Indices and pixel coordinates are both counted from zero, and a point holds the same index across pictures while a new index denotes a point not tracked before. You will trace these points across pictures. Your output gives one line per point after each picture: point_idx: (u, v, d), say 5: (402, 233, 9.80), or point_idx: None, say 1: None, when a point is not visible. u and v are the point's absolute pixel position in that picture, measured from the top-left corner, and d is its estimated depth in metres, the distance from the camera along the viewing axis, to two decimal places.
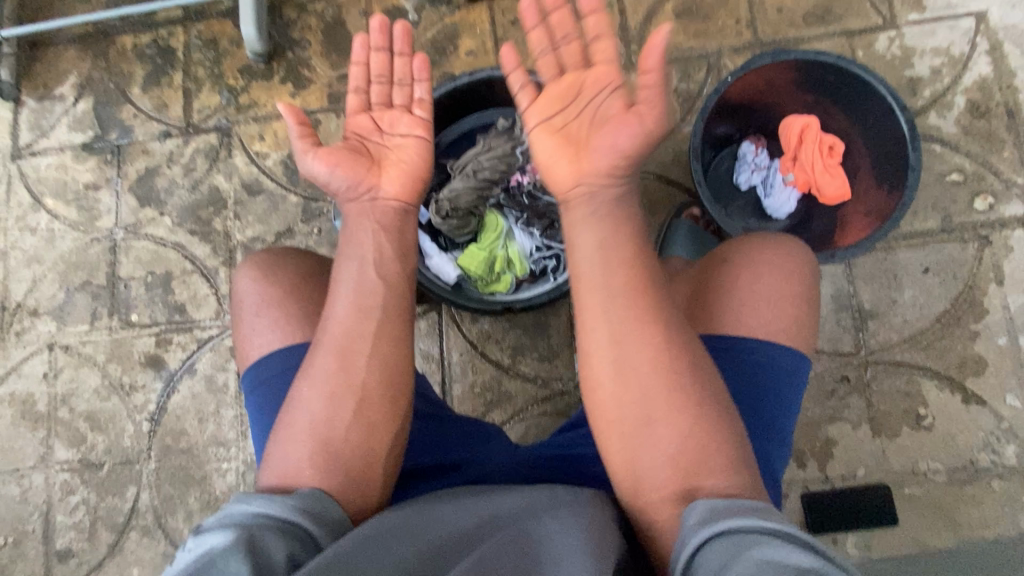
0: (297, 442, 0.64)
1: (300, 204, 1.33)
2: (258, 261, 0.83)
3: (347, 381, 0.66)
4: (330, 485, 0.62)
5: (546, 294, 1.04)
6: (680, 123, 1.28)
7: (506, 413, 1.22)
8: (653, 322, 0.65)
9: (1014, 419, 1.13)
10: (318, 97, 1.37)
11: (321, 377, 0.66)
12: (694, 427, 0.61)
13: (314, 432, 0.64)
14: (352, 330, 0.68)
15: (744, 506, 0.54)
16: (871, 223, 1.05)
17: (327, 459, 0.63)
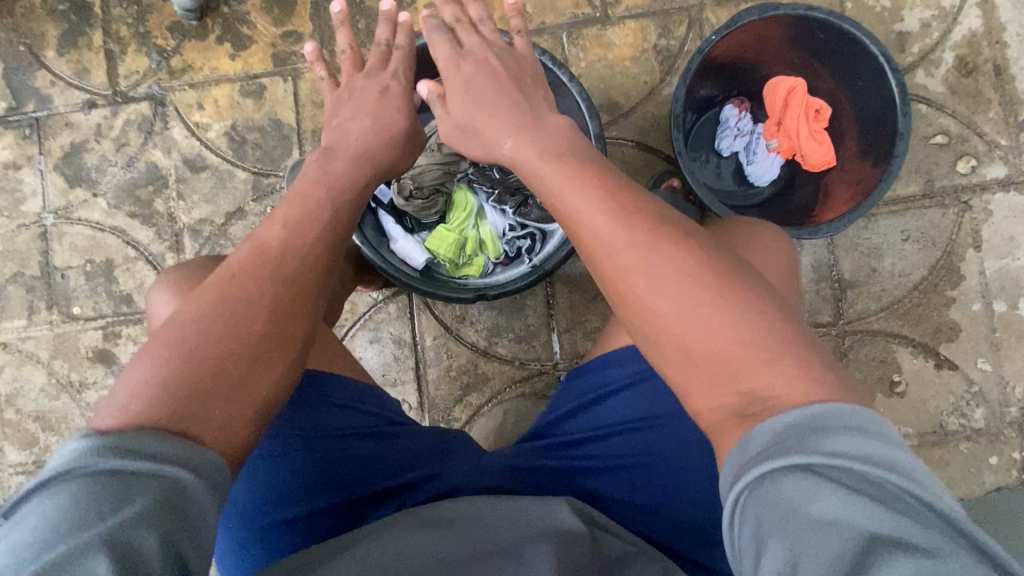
0: (161, 367, 0.55)
1: (250, 180, 1.22)
2: (175, 269, 0.76)
3: (251, 320, 0.60)
4: (195, 418, 0.53)
5: (522, 281, 0.95)
6: (659, 84, 1.19)
7: (484, 396, 1.18)
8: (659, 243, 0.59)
9: (983, 382, 1.15)
10: (261, 59, 1.23)
11: (218, 308, 0.59)
12: (727, 322, 0.54)
13: (191, 361, 0.56)
14: (267, 274, 0.63)
15: (797, 417, 0.48)
16: (855, 194, 1.00)
17: (206, 394, 0.55)
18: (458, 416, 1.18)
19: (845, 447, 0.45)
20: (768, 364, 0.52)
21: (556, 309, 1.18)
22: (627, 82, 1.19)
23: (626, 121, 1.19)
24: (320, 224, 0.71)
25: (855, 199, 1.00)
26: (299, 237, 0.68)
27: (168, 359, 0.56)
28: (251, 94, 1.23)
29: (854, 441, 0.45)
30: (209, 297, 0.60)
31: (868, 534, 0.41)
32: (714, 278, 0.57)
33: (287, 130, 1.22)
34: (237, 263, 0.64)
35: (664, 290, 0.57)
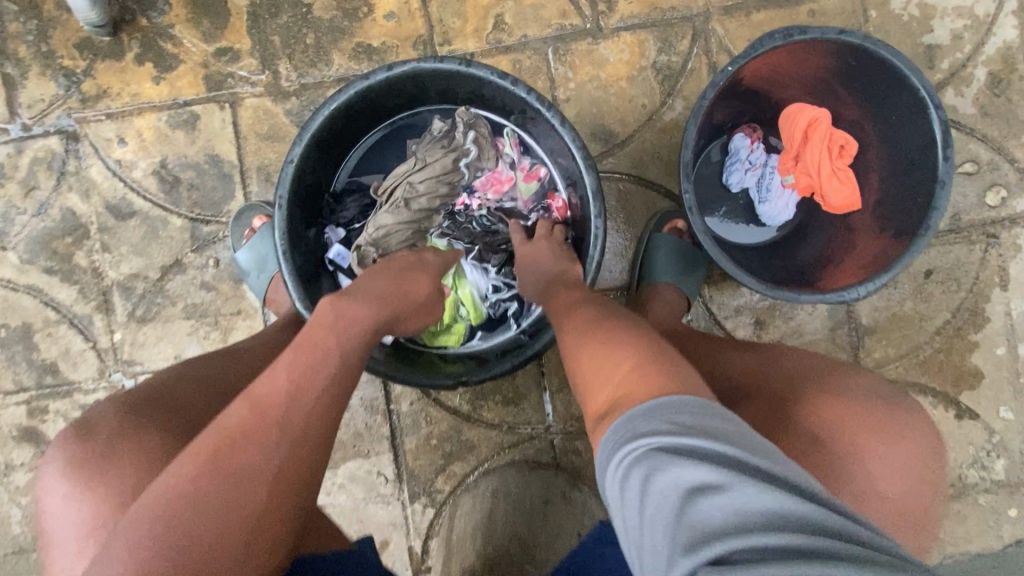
0: (142, 558, 0.44)
1: (187, 228, 1.04)
2: (77, 428, 0.64)
3: (243, 493, 0.49)
4: None
5: (510, 363, 0.80)
6: (660, 107, 1.04)
7: (469, 465, 1.06)
8: (581, 328, 0.66)
9: (1005, 431, 1.07)
10: (192, 82, 1.04)
11: (204, 487, 0.48)
12: (611, 359, 0.58)
13: (179, 544, 0.45)
14: (264, 436, 0.52)
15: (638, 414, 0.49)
16: (870, 260, 0.88)
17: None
18: (441, 488, 1.06)
19: (680, 419, 0.46)
20: (631, 377, 0.54)
21: (546, 368, 1.06)
22: (623, 106, 1.04)
23: (622, 152, 1.04)
24: (326, 372, 0.58)
25: (870, 271, 0.87)
26: (302, 393, 0.55)
27: (151, 550, 0.45)
28: (182, 124, 1.04)
29: (688, 420, 0.46)
30: (201, 464, 0.49)
31: (687, 486, 0.41)
32: (623, 339, 0.61)
33: (228, 167, 1.04)
34: (232, 423, 0.52)
35: (573, 346, 0.65)
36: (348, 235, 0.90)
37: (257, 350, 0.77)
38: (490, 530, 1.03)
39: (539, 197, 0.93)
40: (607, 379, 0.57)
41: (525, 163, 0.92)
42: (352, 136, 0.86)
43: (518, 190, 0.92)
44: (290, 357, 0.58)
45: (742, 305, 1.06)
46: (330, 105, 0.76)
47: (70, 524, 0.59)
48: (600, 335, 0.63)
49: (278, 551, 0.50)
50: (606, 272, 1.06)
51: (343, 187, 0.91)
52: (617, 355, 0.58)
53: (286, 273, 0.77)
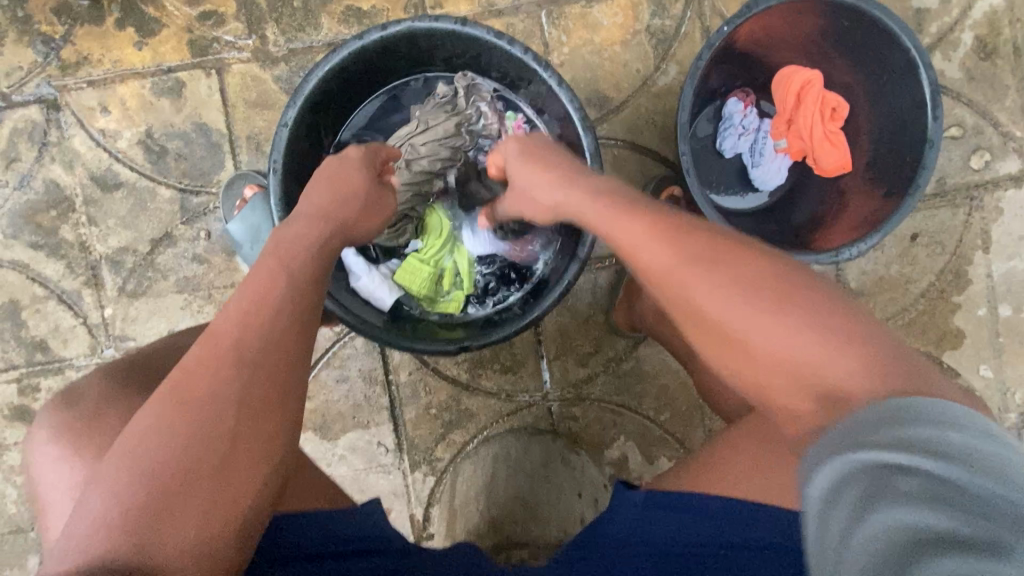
0: (106, 503, 0.42)
1: (176, 199, 1.02)
2: (59, 398, 0.62)
3: (212, 416, 0.47)
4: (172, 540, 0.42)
5: (510, 328, 0.80)
6: (654, 72, 1.04)
7: (469, 433, 1.07)
8: (701, 281, 0.53)
9: (984, 389, 1.11)
10: (176, 48, 1.01)
11: (168, 421, 0.45)
12: (768, 322, 0.50)
13: (145, 478, 0.43)
14: (221, 361, 0.49)
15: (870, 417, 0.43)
16: (858, 222, 0.90)
17: (169, 510, 0.43)
18: (441, 456, 1.07)
19: (918, 439, 0.40)
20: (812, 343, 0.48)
21: (544, 336, 1.08)
22: (617, 71, 1.03)
23: (617, 119, 1.04)
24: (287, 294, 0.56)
25: (858, 233, 0.89)
26: (265, 316, 0.53)
27: (117, 497, 0.42)
28: (166, 92, 1.01)
29: (925, 434, 0.40)
30: (159, 406, 0.47)
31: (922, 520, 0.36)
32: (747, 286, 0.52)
33: (216, 136, 1.01)
34: (188, 361, 0.49)
35: (696, 290, 0.53)
36: None
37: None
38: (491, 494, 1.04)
39: None
40: (787, 344, 0.49)
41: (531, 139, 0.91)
42: (348, 100, 0.85)
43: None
44: (247, 288, 0.55)
45: None
46: (324, 67, 0.75)
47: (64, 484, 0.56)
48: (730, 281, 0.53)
49: (260, 476, 0.48)
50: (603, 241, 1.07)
51: (339, 150, 0.89)
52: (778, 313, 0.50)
53: None
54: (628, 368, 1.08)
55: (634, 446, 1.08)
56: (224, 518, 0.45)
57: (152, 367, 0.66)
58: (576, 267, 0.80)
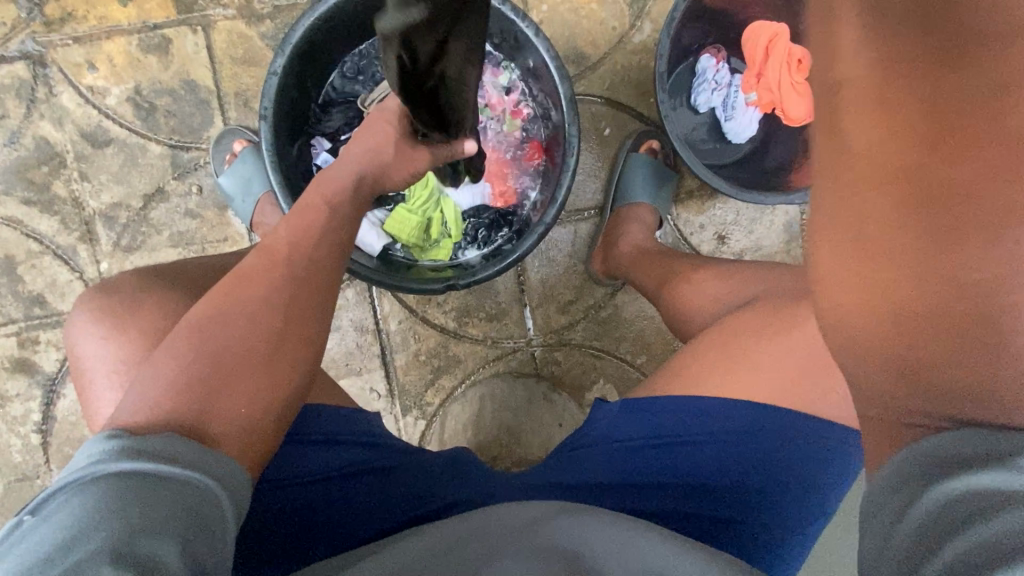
0: (175, 364, 0.54)
1: (167, 155, 1.04)
2: (98, 286, 0.67)
3: (260, 315, 0.59)
4: (220, 407, 0.52)
5: (493, 268, 0.87)
6: (630, 30, 1.08)
7: (457, 377, 1.13)
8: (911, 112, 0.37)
9: None
10: (161, 5, 1.02)
11: (227, 310, 0.58)
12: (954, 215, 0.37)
13: (207, 355, 0.55)
14: (270, 278, 0.62)
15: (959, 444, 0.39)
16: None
17: (221, 384, 0.54)
18: (431, 400, 1.13)
19: None
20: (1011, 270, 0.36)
21: (527, 285, 1.13)
22: (595, 28, 1.07)
23: (595, 75, 1.08)
24: (319, 230, 0.69)
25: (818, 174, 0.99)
26: (305, 245, 0.67)
27: (183, 361, 0.54)
28: (153, 49, 1.03)
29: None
30: (217, 299, 0.59)
31: None
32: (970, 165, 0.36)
33: (204, 93, 1.04)
34: (245, 267, 0.63)
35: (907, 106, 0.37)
36: (335, 145, 0.92)
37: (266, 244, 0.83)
38: (479, 431, 1.11)
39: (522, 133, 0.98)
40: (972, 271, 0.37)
41: (518, 95, 0.96)
42: (336, 52, 0.88)
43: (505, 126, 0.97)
44: (284, 233, 0.67)
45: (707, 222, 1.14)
46: (312, 15, 0.77)
47: (100, 372, 0.62)
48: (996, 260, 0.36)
49: (297, 367, 0.59)
50: (583, 194, 1.12)
51: (326, 99, 0.92)
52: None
53: (275, 182, 0.80)
54: (607, 315, 1.15)
55: (613, 388, 1.15)
56: (269, 396, 0.56)
57: (179, 270, 0.70)
58: (553, 210, 0.85)
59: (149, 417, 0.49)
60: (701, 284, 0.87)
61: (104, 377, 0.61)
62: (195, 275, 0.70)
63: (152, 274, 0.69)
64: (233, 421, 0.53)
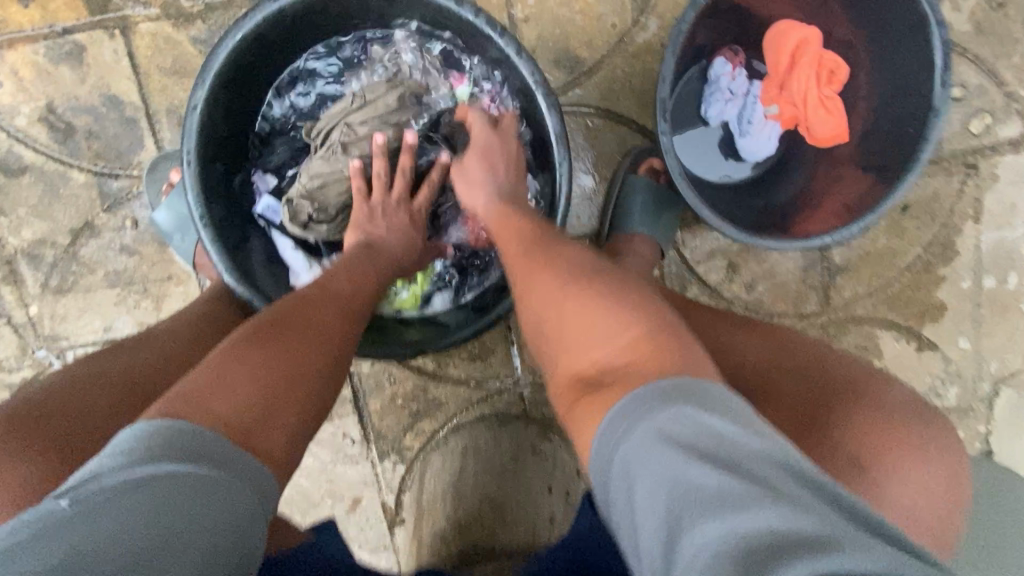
0: (227, 368, 0.54)
1: (93, 184, 0.90)
2: None
3: (310, 336, 0.60)
4: (268, 416, 0.53)
5: (472, 328, 0.74)
6: (631, 28, 0.92)
7: (438, 422, 1.03)
8: (551, 289, 0.59)
9: (960, 361, 1.10)
10: (73, 5, 0.86)
11: (282, 327, 0.60)
12: (591, 315, 0.55)
13: (260, 365, 0.55)
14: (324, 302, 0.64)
15: (652, 392, 0.46)
16: (840, 208, 0.83)
17: (270, 394, 0.54)
18: (410, 445, 1.04)
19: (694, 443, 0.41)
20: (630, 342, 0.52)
21: (514, 321, 1.02)
22: (590, 26, 0.92)
23: (590, 82, 0.93)
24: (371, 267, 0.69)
25: (838, 220, 0.82)
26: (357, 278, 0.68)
27: (235, 364, 0.55)
28: (65, 58, 0.87)
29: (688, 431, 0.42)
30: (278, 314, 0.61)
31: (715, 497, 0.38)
32: (610, 325, 0.54)
33: (131, 110, 0.88)
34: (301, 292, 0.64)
35: (535, 280, 0.61)
36: (277, 185, 0.78)
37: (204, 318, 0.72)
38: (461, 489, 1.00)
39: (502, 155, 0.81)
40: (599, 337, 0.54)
41: (494, 97, 0.78)
42: (272, 71, 0.73)
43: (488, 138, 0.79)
44: (323, 273, 0.68)
45: (716, 248, 1.01)
46: (237, 34, 0.63)
47: None
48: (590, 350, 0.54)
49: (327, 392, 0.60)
50: (577, 221, 0.99)
51: (266, 127, 0.78)
52: (635, 345, 0.51)
53: (206, 240, 0.66)
54: None
55: None
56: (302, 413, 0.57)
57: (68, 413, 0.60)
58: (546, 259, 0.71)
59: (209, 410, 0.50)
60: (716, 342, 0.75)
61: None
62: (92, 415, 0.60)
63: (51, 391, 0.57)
64: (273, 445, 0.52)
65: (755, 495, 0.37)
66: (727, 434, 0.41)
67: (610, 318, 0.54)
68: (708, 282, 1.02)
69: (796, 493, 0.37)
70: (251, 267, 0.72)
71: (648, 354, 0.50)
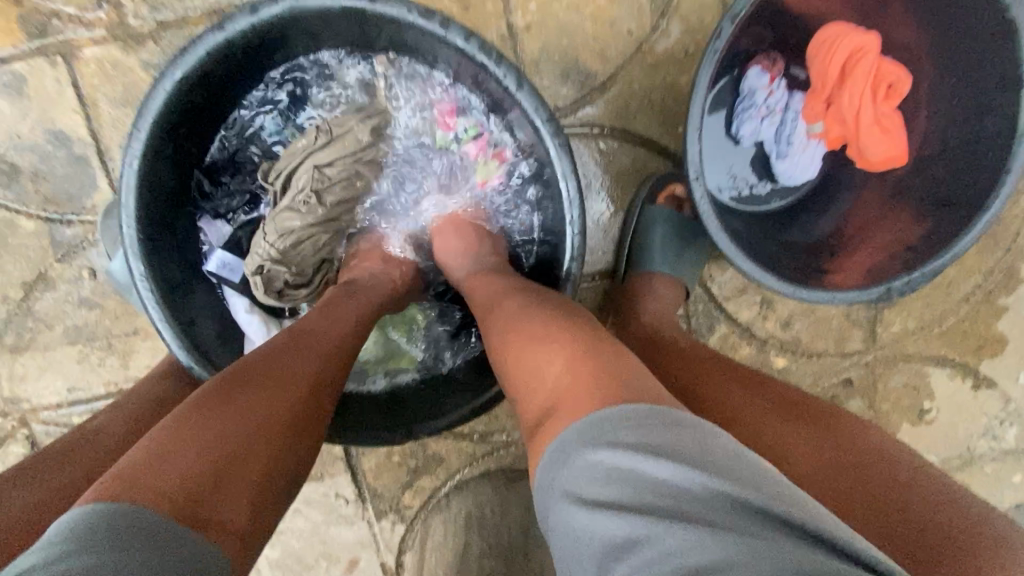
0: (178, 424, 0.42)
1: (43, 231, 0.80)
2: None
3: (286, 384, 0.48)
4: (224, 468, 0.40)
5: (470, 403, 0.64)
6: (651, 34, 0.80)
7: (438, 479, 0.94)
8: (499, 325, 0.55)
9: (1021, 399, 0.98)
10: (9, 27, 0.75)
11: (252, 372, 0.48)
12: (535, 348, 0.50)
13: (220, 413, 0.43)
14: (301, 344, 0.52)
15: (566, 434, 0.40)
16: (894, 247, 0.71)
17: (228, 442, 0.41)
18: (410, 504, 0.94)
19: (626, 467, 0.36)
20: (567, 366, 0.46)
21: None
22: (603, 34, 0.79)
23: (603, 99, 0.81)
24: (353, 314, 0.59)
25: (891, 270, 0.69)
26: (338, 322, 0.57)
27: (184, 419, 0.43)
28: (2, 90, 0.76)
29: (602, 438, 0.38)
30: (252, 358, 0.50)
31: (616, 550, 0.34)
32: (549, 352, 0.48)
33: (80, 147, 0.77)
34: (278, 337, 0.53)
35: (489, 325, 0.56)
36: (235, 237, 0.68)
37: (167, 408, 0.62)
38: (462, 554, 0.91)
39: (495, 193, 0.71)
40: (540, 368, 0.48)
41: (488, 138, 0.69)
42: (220, 106, 0.62)
43: (479, 174, 0.71)
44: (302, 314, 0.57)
45: (748, 282, 0.90)
46: (174, 73, 0.52)
47: None
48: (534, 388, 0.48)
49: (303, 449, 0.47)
50: (590, 255, 0.86)
51: (215, 159, 0.66)
52: (567, 377, 0.45)
53: (158, 320, 0.56)
54: None
55: None
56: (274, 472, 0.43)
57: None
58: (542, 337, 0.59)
59: (145, 466, 0.38)
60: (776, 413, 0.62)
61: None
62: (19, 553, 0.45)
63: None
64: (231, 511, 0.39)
65: (696, 547, 0.32)
66: (660, 469, 0.36)
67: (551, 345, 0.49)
68: (738, 321, 0.90)
69: (737, 536, 0.32)
70: (210, 341, 0.62)
71: (580, 375, 0.44)
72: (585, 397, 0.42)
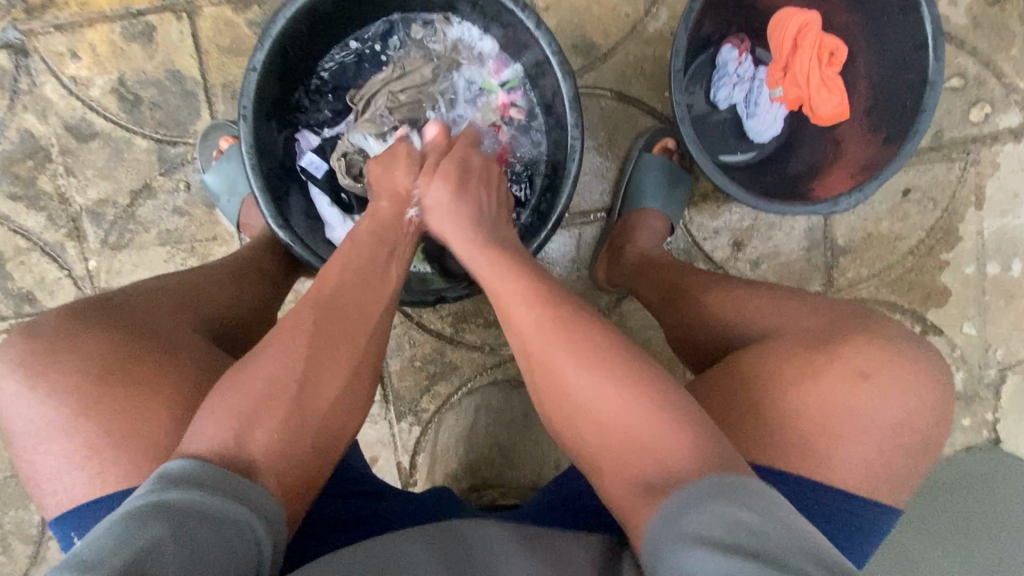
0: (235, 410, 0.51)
1: (153, 149, 1.00)
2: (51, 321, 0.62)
3: (319, 367, 0.55)
4: (271, 454, 0.50)
5: None
6: (644, 17, 1.00)
7: (453, 385, 1.09)
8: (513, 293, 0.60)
9: (965, 346, 1.11)
10: None
11: (286, 354, 0.54)
12: (588, 379, 0.54)
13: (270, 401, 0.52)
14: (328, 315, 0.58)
15: (704, 498, 0.47)
16: (853, 172, 0.87)
17: (276, 426, 0.51)
18: (426, 407, 1.09)
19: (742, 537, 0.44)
20: (630, 418, 0.52)
21: None
22: (606, 16, 1.00)
23: (605, 66, 1.01)
24: (377, 275, 0.65)
25: (850, 184, 0.85)
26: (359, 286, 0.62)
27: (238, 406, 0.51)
28: (137, 37, 0.98)
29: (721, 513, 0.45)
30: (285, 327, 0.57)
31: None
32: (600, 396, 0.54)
33: (191, 84, 0.99)
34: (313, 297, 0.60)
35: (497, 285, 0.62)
36: (321, 144, 0.88)
37: (251, 272, 0.78)
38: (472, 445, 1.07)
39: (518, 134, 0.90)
40: (599, 418, 0.54)
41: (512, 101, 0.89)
42: (317, 43, 0.83)
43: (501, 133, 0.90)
44: (332, 264, 0.64)
45: (723, 226, 1.07)
46: (292, 6, 0.72)
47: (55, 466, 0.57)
48: (586, 415, 0.54)
49: (341, 419, 0.56)
50: (590, 195, 1.05)
51: (315, 85, 0.87)
52: (675, 449, 0.50)
53: (256, 187, 0.74)
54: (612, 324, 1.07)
55: None
56: (311, 442, 0.53)
57: (123, 310, 0.63)
58: (550, 229, 0.75)
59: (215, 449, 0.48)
60: (745, 290, 0.79)
61: (33, 448, 0.58)
62: (164, 318, 0.64)
63: (39, 349, 0.59)
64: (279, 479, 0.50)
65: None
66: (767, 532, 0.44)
67: (592, 387, 0.54)
68: (713, 259, 1.07)
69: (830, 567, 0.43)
70: (291, 214, 0.80)
71: (647, 423, 0.52)
72: (667, 459, 0.50)
